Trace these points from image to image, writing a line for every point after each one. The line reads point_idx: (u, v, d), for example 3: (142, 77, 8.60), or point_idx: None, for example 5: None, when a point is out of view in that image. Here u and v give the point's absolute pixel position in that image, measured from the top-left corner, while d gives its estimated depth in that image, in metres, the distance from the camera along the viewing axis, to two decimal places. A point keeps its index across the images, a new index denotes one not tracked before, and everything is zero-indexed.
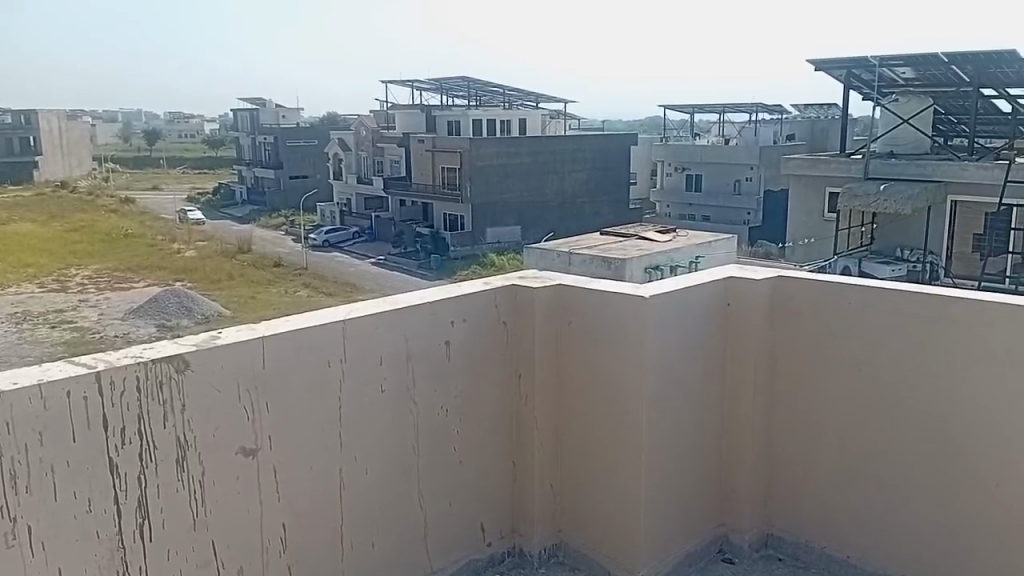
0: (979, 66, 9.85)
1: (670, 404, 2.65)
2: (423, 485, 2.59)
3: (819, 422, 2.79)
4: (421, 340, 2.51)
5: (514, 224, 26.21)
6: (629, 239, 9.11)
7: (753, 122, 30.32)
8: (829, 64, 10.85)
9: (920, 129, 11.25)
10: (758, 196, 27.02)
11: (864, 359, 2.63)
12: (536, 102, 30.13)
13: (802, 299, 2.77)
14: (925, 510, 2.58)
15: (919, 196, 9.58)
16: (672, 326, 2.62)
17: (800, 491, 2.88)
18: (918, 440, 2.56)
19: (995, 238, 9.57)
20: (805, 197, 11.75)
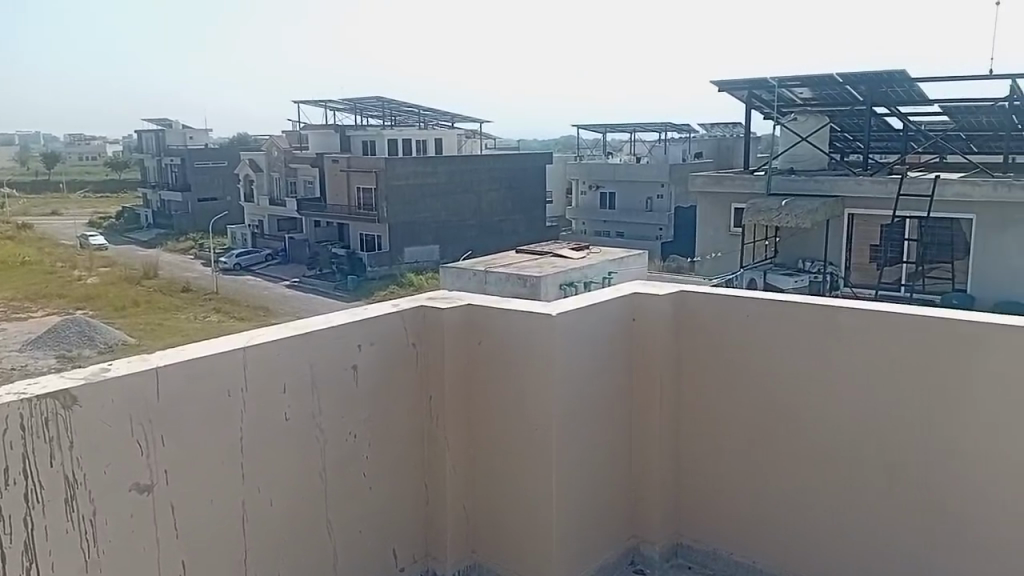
0: (873, 86, 10.39)
1: (579, 422, 2.68)
2: (332, 512, 2.53)
3: (722, 434, 2.87)
4: (325, 366, 2.45)
5: (432, 243, 26.10)
6: (545, 256, 9.20)
7: (663, 141, 31.26)
8: (732, 84, 11.23)
9: (817, 146, 11.84)
10: (670, 213, 27.77)
11: (762, 369, 2.72)
12: (452, 121, 30.27)
13: (704, 313, 2.84)
14: (824, 513, 2.68)
15: (818, 210, 10.01)
16: (580, 344, 2.65)
17: (707, 501, 2.94)
18: (814, 446, 2.65)
19: (891, 248, 10.13)
20: (712, 213, 12.10)
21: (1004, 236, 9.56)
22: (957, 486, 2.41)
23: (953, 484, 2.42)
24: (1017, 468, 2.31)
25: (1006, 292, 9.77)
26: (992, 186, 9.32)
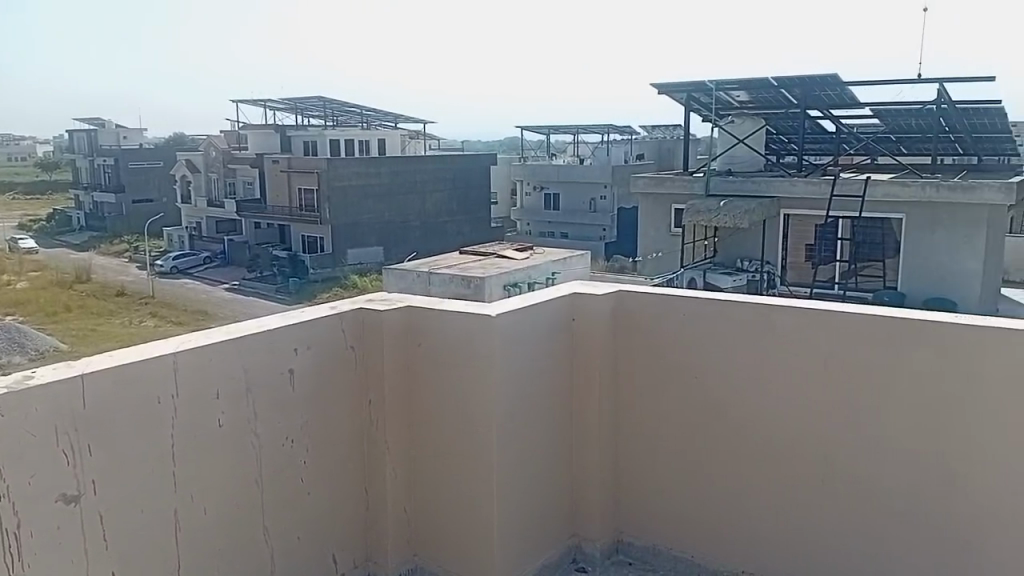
0: (806, 89, 10.68)
1: (520, 422, 2.69)
2: (269, 519, 2.49)
3: (660, 432, 2.91)
4: (261, 371, 2.42)
5: (376, 245, 25.89)
6: (489, 257, 9.22)
7: (605, 142, 31.62)
8: (671, 87, 11.41)
9: (754, 148, 12.14)
10: (613, 214, 28.04)
11: (697, 367, 2.78)
12: (395, 122, 30.08)
13: (641, 313, 2.88)
14: (758, 507, 2.74)
15: (755, 211, 10.24)
16: (520, 344, 2.66)
17: (646, 499, 2.98)
18: (749, 441, 2.72)
19: (825, 246, 10.47)
20: (653, 214, 12.28)
21: (934, 235, 9.88)
22: (885, 476, 2.50)
23: (881, 475, 2.50)
24: (942, 457, 2.40)
25: (939, 291, 10.08)
26: (920, 186, 9.68)
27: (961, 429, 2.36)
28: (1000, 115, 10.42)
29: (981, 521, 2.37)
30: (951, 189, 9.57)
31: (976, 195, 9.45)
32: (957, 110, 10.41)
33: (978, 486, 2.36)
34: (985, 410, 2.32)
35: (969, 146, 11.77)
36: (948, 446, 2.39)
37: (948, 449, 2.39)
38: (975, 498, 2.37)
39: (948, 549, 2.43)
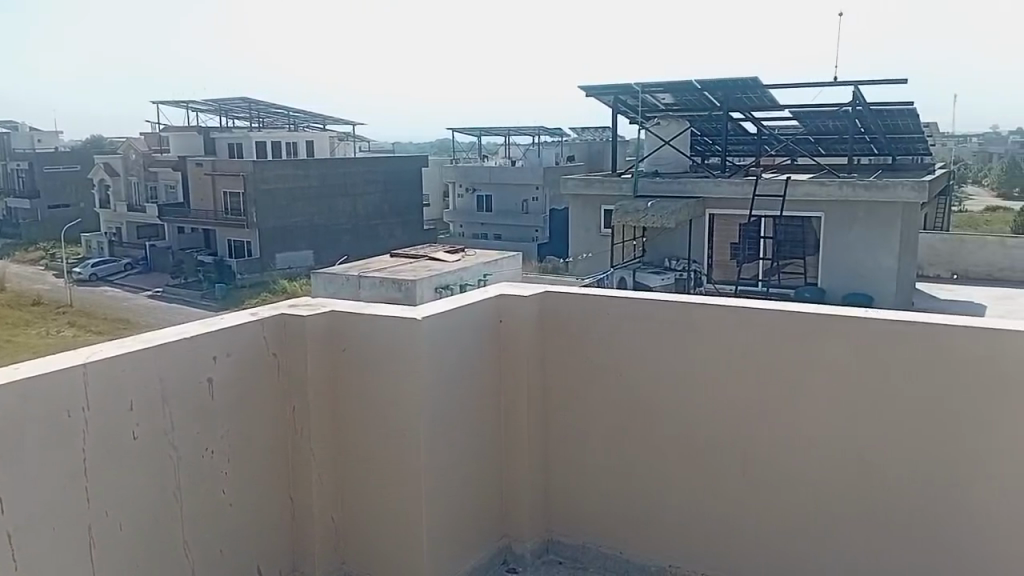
0: (728, 92, 10.96)
1: (447, 425, 2.68)
2: (189, 531, 2.41)
3: (587, 432, 2.94)
4: (178, 380, 2.35)
5: (305, 248, 25.48)
6: (420, 260, 9.19)
7: (536, 144, 31.90)
8: (599, 90, 11.55)
9: (679, 149, 12.39)
10: (544, 215, 28.29)
11: (621, 366, 2.82)
12: (323, 123, 29.69)
13: (566, 313, 2.90)
14: (682, 501, 2.79)
15: (682, 211, 10.45)
16: (446, 347, 2.65)
17: (575, 497, 3.01)
18: (672, 437, 2.77)
19: (749, 244, 10.81)
20: (583, 215, 12.41)
21: (850, 233, 10.27)
22: (804, 466, 2.58)
23: (801, 466, 2.58)
24: (856, 448, 2.49)
25: (855, 287, 10.47)
26: (838, 186, 10.04)
27: (871, 420, 2.45)
28: (911, 117, 10.88)
29: (893, 507, 2.47)
30: (867, 188, 9.94)
31: (891, 193, 9.83)
32: (871, 111, 10.82)
33: (891, 474, 2.45)
34: (896, 402, 2.41)
35: (884, 147, 12.26)
36: (861, 436, 2.48)
37: (862, 440, 2.48)
38: (888, 485, 2.47)
39: (865, 535, 2.52)
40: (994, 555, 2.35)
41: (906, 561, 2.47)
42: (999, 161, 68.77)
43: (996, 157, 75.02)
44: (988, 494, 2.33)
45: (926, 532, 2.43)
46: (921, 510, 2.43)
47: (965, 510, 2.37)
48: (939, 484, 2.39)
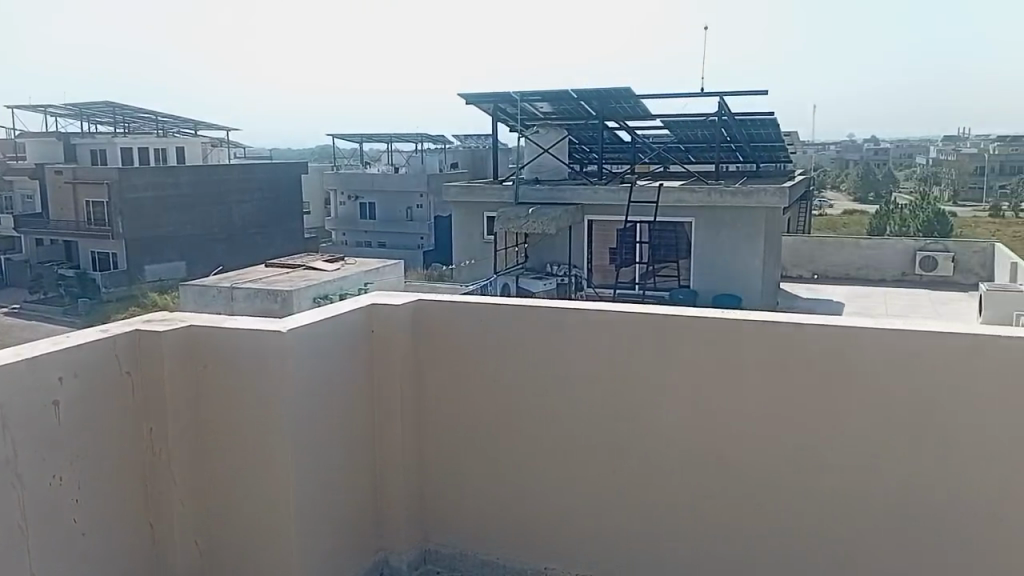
0: (603, 102, 11.28)
1: (317, 437, 2.61)
2: (37, 564, 2.21)
3: (460, 438, 2.93)
4: (21, 404, 2.16)
5: (177, 259, 24.42)
6: (297, 269, 8.98)
7: (419, 151, 31.79)
8: (478, 98, 11.62)
9: (558, 157, 12.62)
10: (430, 222, 28.21)
11: (492, 372, 2.83)
12: (195, 129, 28.56)
13: (437, 322, 2.89)
14: (555, 503, 2.84)
15: (561, 218, 10.66)
16: (315, 358, 2.59)
17: (450, 503, 3.01)
18: (544, 440, 2.80)
19: (625, 249, 11.18)
20: (466, 221, 12.45)
21: (719, 234, 10.73)
22: (674, 465, 2.66)
23: (669, 466, 2.66)
24: (722, 446, 2.60)
25: (726, 286, 10.89)
26: (706, 194, 10.54)
27: (736, 418, 2.56)
28: (772, 126, 11.53)
29: (758, 499, 2.59)
30: (732, 195, 10.46)
31: (754, 199, 10.38)
32: (736, 121, 11.39)
33: (752, 468, 2.58)
34: (758, 398, 2.53)
35: (748, 155, 12.94)
36: (726, 433, 2.58)
37: (727, 436, 2.58)
38: (752, 479, 2.58)
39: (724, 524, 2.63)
40: (847, 537, 2.51)
41: (769, 549, 2.60)
42: (853, 167, 73.96)
43: (850, 163, 80.70)
44: (843, 481, 2.49)
45: (785, 520, 2.57)
46: (781, 500, 2.57)
47: (820, 497, 2.52)
48: (798, 476, 2.53)
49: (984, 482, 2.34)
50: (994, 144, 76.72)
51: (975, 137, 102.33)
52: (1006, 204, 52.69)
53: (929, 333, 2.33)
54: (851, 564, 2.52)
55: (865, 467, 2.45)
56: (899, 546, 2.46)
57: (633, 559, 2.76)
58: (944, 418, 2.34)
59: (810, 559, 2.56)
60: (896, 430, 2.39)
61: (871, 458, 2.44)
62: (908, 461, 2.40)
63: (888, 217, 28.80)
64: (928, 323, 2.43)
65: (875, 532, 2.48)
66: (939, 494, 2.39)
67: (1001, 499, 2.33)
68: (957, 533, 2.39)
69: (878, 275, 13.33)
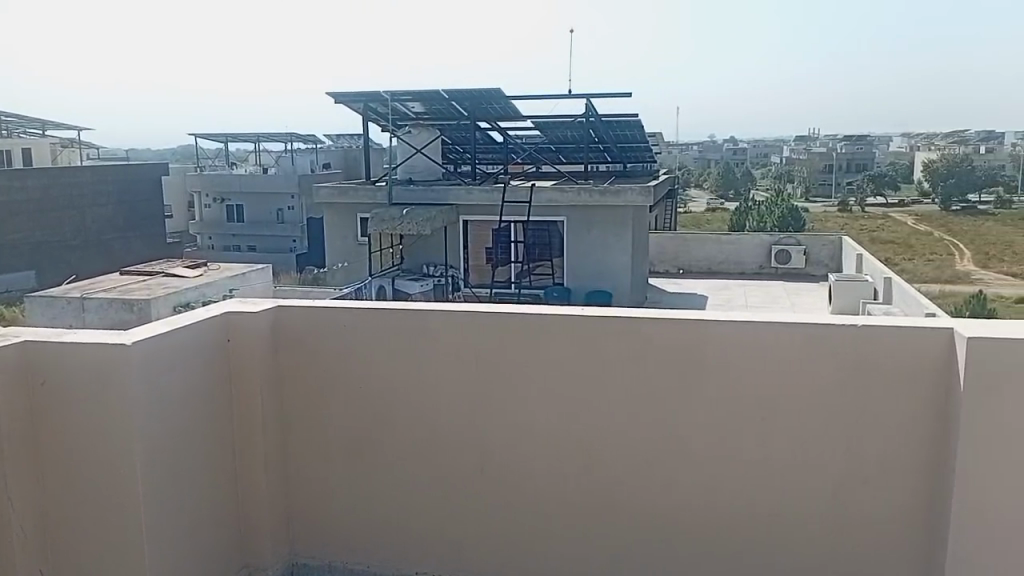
0: (474, 102, 11.31)
1: (158, 455, 2.37)
2: None
3: (325, 446, 2.73)
4: None
5: (25, 268, 22.73)
6: (154, 277, 8.52)
7: (289, 151, 30.93)
8: (348, 97, 11.39)
9: (431, 157, 12.58)
10: (302, 224, 27.55)
11: (356, 378, 2.63)
12: (43, 129, 26.74)
13: (298, 327, 2.68)
14: (426, 510, 2.65)
15: (436, 218, 10.63)
16: (160, 372, 2.37)
17: (318, 516, 2.79)
18: (409, 446, 2.62)
19: (500, 249, 11.32)
20: (338, 223, 12.20)
21: (590, 234, 10.99)
22: (537, 470, 2.52)
23: (537, 472, 2.52)
24: (584, 449, 2.46)
25: (598, 282, 11.15)
26: (577, 192, 10.74)
27: (600, 420, 2.43)
28: (637, 127, 11.91)
29: (609, 506, 2.48)
30: (601, 194, 10.69)
31: (622, 198, 10.67)
32: (603, 122, 11.69)
33: (620, 469, 2.44)
34: (626, 395, 2.40)
35: (616, 155, 13.35)
36: (597, 432, 2.44)
37: (595, 438, 2.45)
38: (627, 478, 2.45)
39: (595, 526, 2.50)
40: (718, 534, 2.40)
41: (641, 551, 2.48)
42: (715, 167, 77.91)
43: (711, 163, 85.06)
44: (695, 482, 2.39)
45: (658, 522, 2.45)
46: (638, 502, 2.45)
47: (690, 496, 2.41)
48: (649, 477, 2.43)
49: (829, 473, 2.29)
50: (838, 144, 82.88)
51: (823, 137, 110.03)
52: (852, 201, 56.89)
53: (773, 322, 2.27)
54: (723, 560, 2.41)
55: (716, 466, 2.37)
56: (749, 543, 2.38)
57: (502, 572, 2.61)
58: (810, 409, 2.27)
59: (665, 566, 2.46)
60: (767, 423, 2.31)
61: (722, 455, 2.36)
62: (757, 456, 2.33)
63: (747, 214, 30.45)
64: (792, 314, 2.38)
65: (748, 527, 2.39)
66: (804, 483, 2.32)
67: (860, 484, 2.28)
68: (804, 528, 2.34)
69: (738, 269, 14.03)
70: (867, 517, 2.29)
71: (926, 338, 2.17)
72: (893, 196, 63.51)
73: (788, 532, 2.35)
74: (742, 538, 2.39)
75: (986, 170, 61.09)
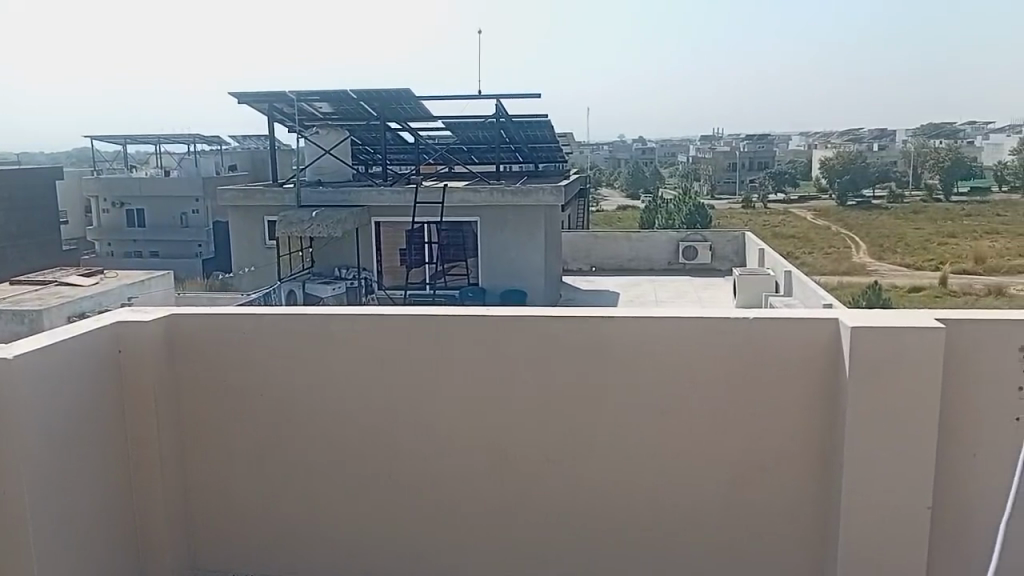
0: (383, 103, 11.18)
1: (49, 477, 2.21)
2: None
3: (227, 456, 2.63)
4: None
5: None
6: (46, 286, 8.12)
7: (192, 153, 29.80)
8: (251, 97, 11.07)
9: (340, 158, 12.42)
10: (207, 228, 26.74)
11: (257, 386, 2.55)
12: None
13: (194, 337, 2.58)
14: (335, 517, 2.60)
15: (346, 220, 10.46)
16: (51, 386, 2.22)
17: (220, 527, 2.69)
18: (314, 452, 2.56)
19: (414, 250, 11.26)
20: (243, 227, 11.85)
21: (504, 233, 11.02)
22: (448, 474, 2.50)
23: (449, 474, 2.50)
24: (493, 451, 2.46)
25: (513, 281, 11.19)
26: (488, 193, 10.78)
27: (509, 421, 2.44)
28: (546, 128, 12.03)
29: (519, 507, 2.49)
30: (513, 194, 10.75)
31: (533, 198, 10.74)
32: (513, 123, 11.75)
33: (529, 468, 2.45)
34: (533, 395, 2.41)
35: (527, 155, 13.46)
36: (503, 433, 2.45)
37: (504, 439, 2.45)
38: (538, 478, 2.46)
39: (508, 525, 2.50)
40: (626, 529, 2.44)
41: (553, 550, 2.49)
42: (626, 166, 79.50)
43: (621, 162, 86.71)
44: (604, 479, 2.43)
45: (569, 519, 2.47)
46: (547, 499, 2.47)
47: (601, 492, 2.44)
48: (558, 477, 2.45)
49: (727, 464, 2.36)
50: (741, 143, 85.69)
51: (727, 137, 113.29)
52: (756, 198, 59.03)
53: (672, 319, 2.32)
54: (631, 553, 2.46)
55: (620, 463, 2.41)
56: (655, 538, 2.43)
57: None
58: (710, 402, 2.33)
59: (574, 564, 2.49)
60: (669, 417, 2.36)
61: (627, 452, 2.40)
62: (661, 451, 2.38)
63: (656, 211, 31.12)
64: (689, 311, 2.43)
65: (655, 521, 2.43)
66: (706, 475, 2.38)
67: (758, 473, 2.36)
68: (708, 519, 2.40)
69: (647, 266, 14.32)
70: (763, 506, 2.38)
71: (815, 329, 2.27)
72: (793, 192, 66.08)
73: (694, 523, 2.41)
74: (652, 530, 2.43)
75: (878, 166, 64.28)
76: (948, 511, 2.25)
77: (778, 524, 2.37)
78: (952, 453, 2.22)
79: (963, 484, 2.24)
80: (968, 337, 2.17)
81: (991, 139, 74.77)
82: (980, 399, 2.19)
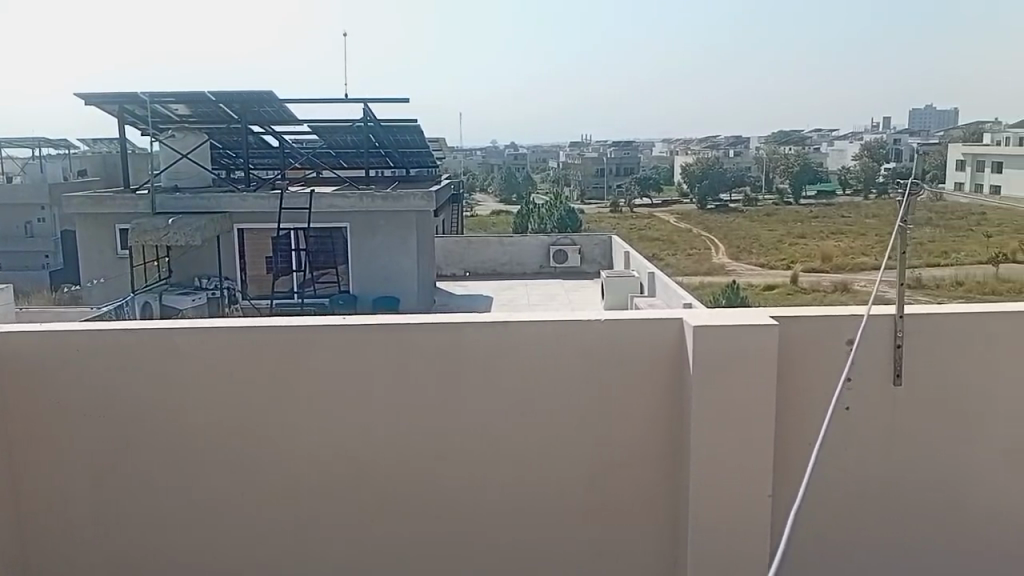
0: (245, 105, 10.78)
1: None
2: None
3: (64, 481, 2.45)
4: None
5: None
6: None
7: (37, 157, 27.85)
8: (100, 98, 10.42)
9: (199, 163, 11.92)
10: (55, 238, 25.10)
11: (97, 404, 2.39)
12: None
13: (22, 355, 2.38)
14: (185, 539, 2.47)
15: (205, 227, 9.99)
16: None
17: (57, 557, 2.50)
18: (161, 471, 2.43)
19: (281, 257, 10.94)
20: (91, 236, 11.14)
21: (374, 239, 10.88)
22: (308, 488, 2.44)
23: (302, 487, 2.44)
24: (352, 461, 2.42)
25: (384, 289, 11.07)
26: (358, 198, 10.61)
27: (369, 432, 2.40)
28: (415, 133, 11.98)
29: (380, 518, 2.46)
30: (383, 199, 10.64)
31: (403, 203, 10.65)
32: (381, 128, 11.63)
33: (387, 477, 2.43)
34: (388, 403, 2.38)
35: (397, 160, 13.33)
36: (360, 442, 2.41)
37: (361, 448, 2.41)
38: (396, 487, 2.43)
39: (366, 536, 2.47)
40: (484, 532, 2.45)
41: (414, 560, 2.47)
42: (499, 171, 80.47)
43: (494, 167, 87.67)
44: (462, 483, 2.43)
45: (428, 528, 2.46)
46: (405, 506, 2.44)
47: (459, 498, 2.44)
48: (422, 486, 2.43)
49: (585, 462, 2.42)
50: (610, 148, 88.42)
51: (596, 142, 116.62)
52: (624, 203, 61.15)
53: (525, 323, 2.35)
54: (490, 555, 2.47)
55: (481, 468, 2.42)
56: (518, 542, 2.46)
57: None
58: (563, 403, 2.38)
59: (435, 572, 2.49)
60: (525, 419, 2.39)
61: (485, 455, 2.41)
62: (519, 454, 2.41)
63: (529, 215, 31.66)
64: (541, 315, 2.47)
65: (515, 522, 2.45)
66: (563, 474, 2.43)
67: (612, 469, 2.43)
68: (567, 517, 2.45)
69: (519, 269, 14.51)
70: (619, 503, 2.45)
71: (663, 329, 2.36)
72: (659, 196, 68.79)
73: (550, 522, 2.45)
74: (510, 530, 2.45)
75: (735, 173, 68.01)
76: (785, 497, 2.39)
77: (630, 518, 2.45)
78: (789, 443, 2.36)
79: (801, 471, 2.38)
80: (802, 331, 2.31)
81: (834, 146, 80.43)
82: (815, 389, 2.35)
